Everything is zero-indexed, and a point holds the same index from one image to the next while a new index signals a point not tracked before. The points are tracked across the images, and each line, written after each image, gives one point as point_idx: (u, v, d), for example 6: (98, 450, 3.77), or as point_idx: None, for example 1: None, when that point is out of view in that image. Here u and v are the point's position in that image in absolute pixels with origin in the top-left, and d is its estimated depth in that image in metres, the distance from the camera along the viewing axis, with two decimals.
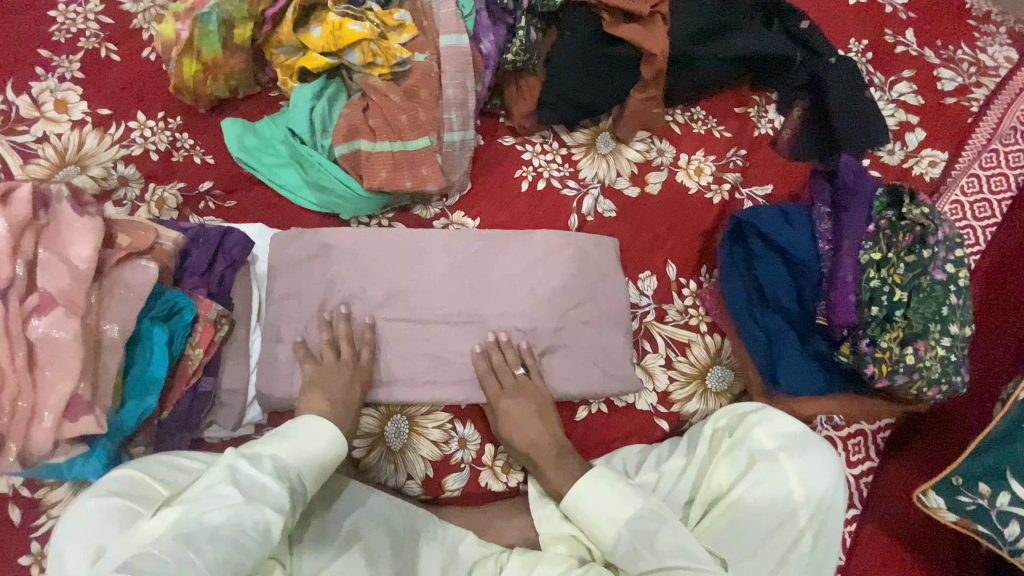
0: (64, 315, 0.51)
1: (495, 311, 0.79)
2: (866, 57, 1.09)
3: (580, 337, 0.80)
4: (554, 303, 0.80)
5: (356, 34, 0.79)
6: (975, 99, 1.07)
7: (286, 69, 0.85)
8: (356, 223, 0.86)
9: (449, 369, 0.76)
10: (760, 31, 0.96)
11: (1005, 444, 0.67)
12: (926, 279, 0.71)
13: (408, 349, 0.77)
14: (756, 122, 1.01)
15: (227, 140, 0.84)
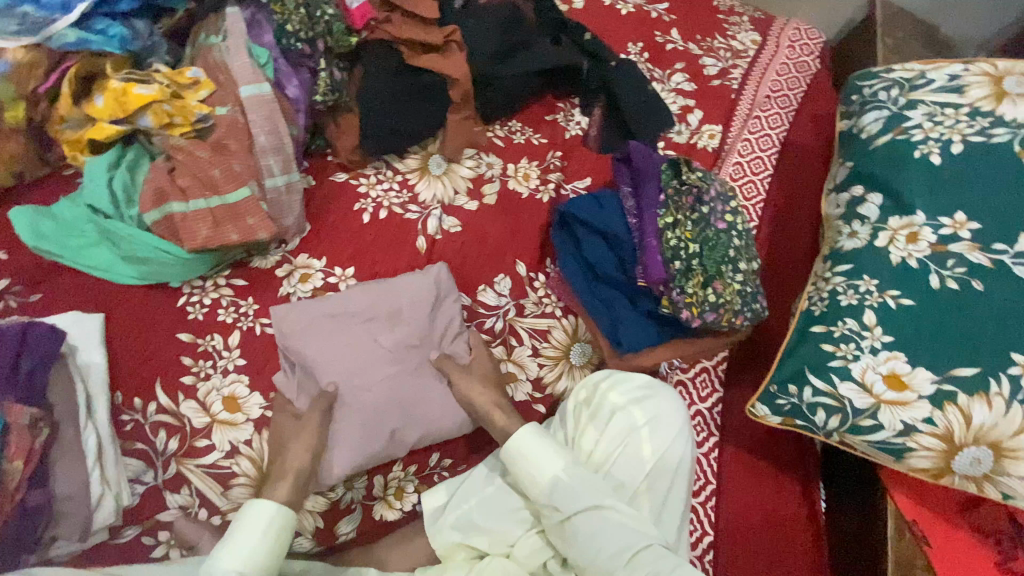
0: None
1: (358, 386, 0.78)
2: (643, 57, 1.27)
3: (381, 360, 0.80)
4: (370, 385, 0.79)
5: (144, 97, 0.76)
6: (734, 78, 1.29)
7: (75, 143, 0.80)
8: (188, 289, 0.82)
9: (371, 350, 0.81)
10: (547, 45, 1.08)
11: (798, 353, 0.81)
12: (711, 230, 0.84)
13: (388, 338, 0.82)
14: (565, 126, 1.13)
15: (18, 231, 0.76)
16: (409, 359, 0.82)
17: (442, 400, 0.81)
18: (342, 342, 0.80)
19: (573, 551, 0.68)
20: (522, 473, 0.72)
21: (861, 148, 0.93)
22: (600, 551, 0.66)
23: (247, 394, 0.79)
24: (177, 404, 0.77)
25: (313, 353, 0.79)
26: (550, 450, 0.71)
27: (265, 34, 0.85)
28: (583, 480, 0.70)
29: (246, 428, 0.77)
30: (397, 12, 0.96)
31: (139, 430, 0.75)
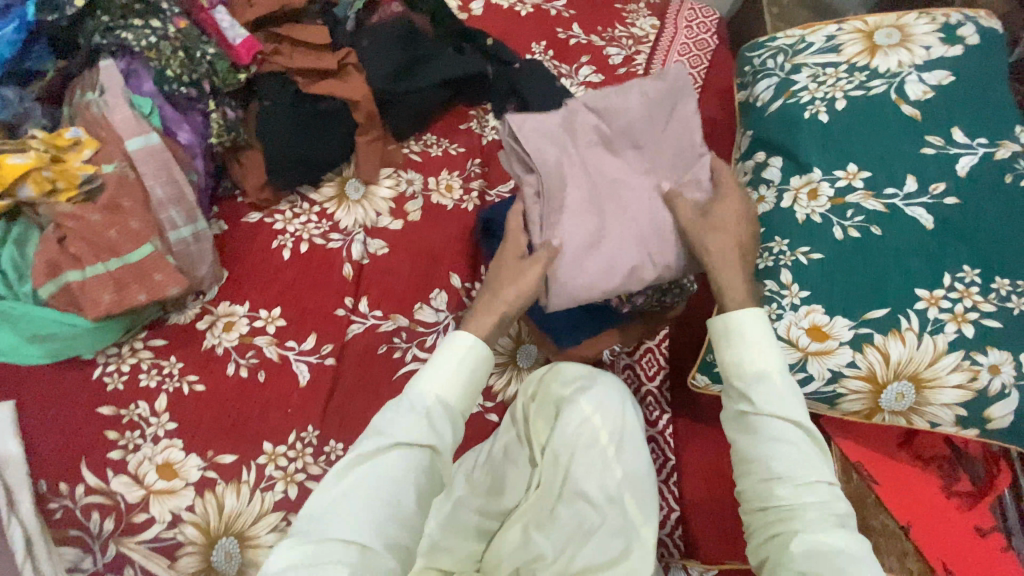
0: None
1: (597, 214, 0.73)
2: (548, 54, 1.29)
3: (555, 212, 0.73)
4: (579, 222, 0.72)
5: (20, 167, 0.71)
6: (639, 64, 1.33)
7: None
8: (104, 359, 0.78)
9: (590, 181, 0.75)
10: (449, 56, 1.08)
11: None
12: None
13: (578, 177, 0.75)
14: (481, 133, 1.13)
15: None
16: (614, 189, 0.75)
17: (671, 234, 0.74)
18: (565, 173, 0.74)
19: (739, 446, 0.64)
20: (727, 348, 0.67)
21: (758, 116, 0.96)
22: (778, 459, 0.60)
23: (183, 458, 0.76)
24: (108, 482, 0.73)
25: (568, 161, 0.75)
26: (767, 341, 0.66)
27: (144, 81, 0.81)
28: (790, 388, 0.64)
29: (186, 494, 0.74)
30: (287, 43, 0.94)
31: (70, 516, 0.71)
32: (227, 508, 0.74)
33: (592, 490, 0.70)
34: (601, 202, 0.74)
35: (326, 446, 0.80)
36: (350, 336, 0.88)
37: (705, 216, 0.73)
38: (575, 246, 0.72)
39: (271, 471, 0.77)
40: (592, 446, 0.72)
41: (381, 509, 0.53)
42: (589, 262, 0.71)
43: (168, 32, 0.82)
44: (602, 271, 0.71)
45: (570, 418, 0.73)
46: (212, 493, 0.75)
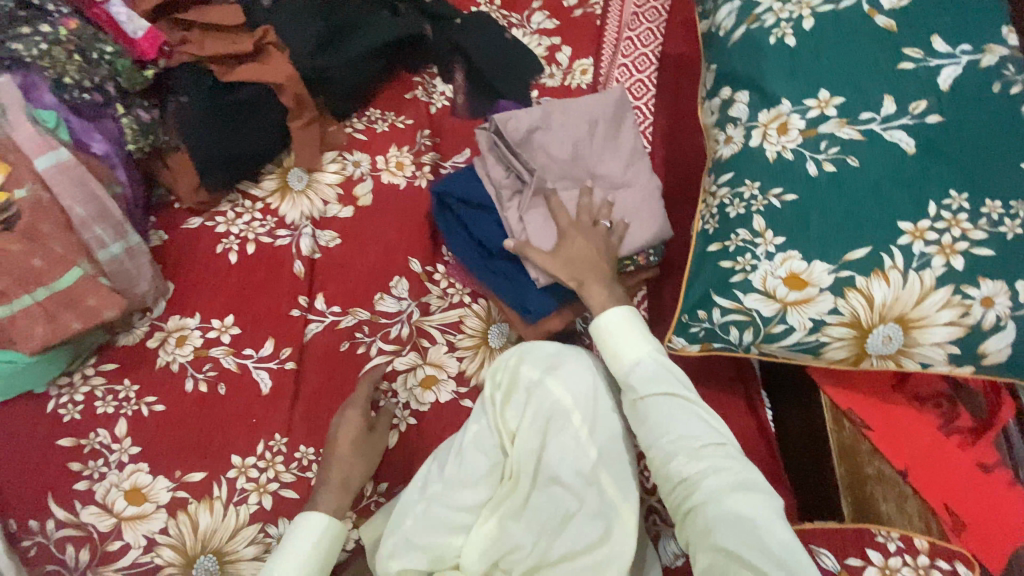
0: None
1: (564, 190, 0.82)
2: (496, 4, 1.19)
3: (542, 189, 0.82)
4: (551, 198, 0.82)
5: None
6: (596, 2, 1.22)
7: None
8: (56, 389, 0.76)
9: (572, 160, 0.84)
10: (382, 19, 0.99)
11: (700, 275, 0.78)
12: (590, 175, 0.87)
13: (564, 159, 0.84)
14: (428, 101, 1.06)
15: None
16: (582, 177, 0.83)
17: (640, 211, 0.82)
18: (548, 152, 0.84)
19: (637, 432, 0.64)
20: (604, 345, 0.70)
21: (721, 48, 0.88)
22: (667, 433, 0.60)
23: (151, 481, 0.74)
24: (78, 513, 0.72)
25: (559, 143, 0.84)
26: (637, 335, 0.68)
27: (41, 92, 0.74)
28: (670, 369, 0.66)
29: (158, 517, 0.72)
30: (198, 30, 0.87)
31: (45, 551, 0.71)
32: (203, 526, 0.73)
33: (567, 470, 0.67)
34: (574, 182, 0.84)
35: (296, 452, 0.78)
36: (309, 336, 0.85)
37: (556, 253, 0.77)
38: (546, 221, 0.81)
39: (243, 484, 0.76)
40: (563, 425, 0.69)
41: (293, 549, 0.67)
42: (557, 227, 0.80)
43: (59, 35, 0.75)
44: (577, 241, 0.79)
45: (540, 404, 0.70)
46: (185, 512, 0.73)
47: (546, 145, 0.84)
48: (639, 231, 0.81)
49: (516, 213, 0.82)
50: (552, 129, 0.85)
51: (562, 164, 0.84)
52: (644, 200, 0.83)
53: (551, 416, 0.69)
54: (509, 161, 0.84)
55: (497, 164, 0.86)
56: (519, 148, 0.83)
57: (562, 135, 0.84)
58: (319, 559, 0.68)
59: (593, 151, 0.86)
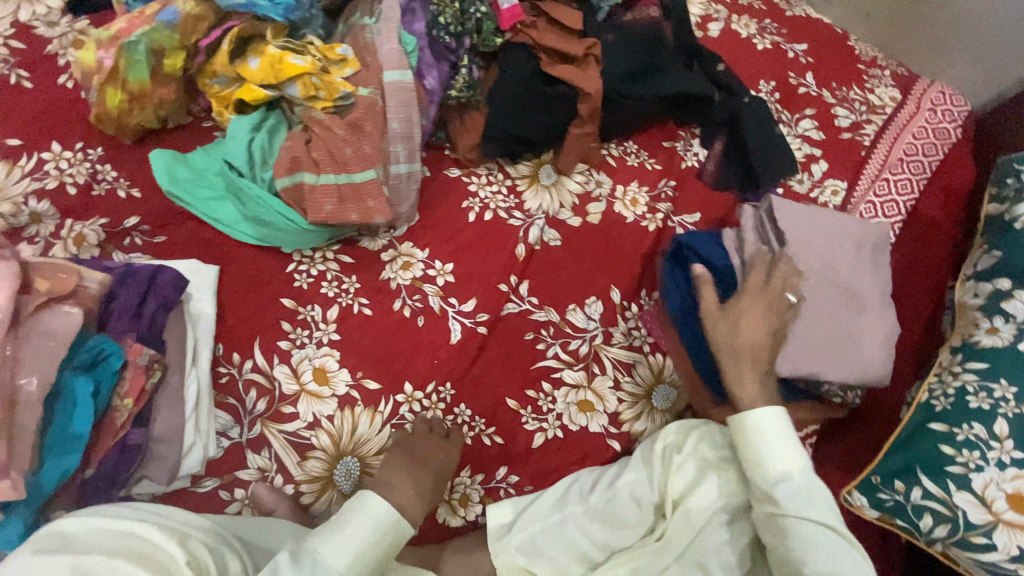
0: None
1: (814, 291, 0.80)
2: (774, 97, 1.21)
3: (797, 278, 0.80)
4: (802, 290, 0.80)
5: (298, 68, 0.78)
6: (866, 134, 1.22)
7: (222, 101, 0.83)
8: (299, 257, 0.84)
9: (833, 265, 0.82)
10: (681, 72, 1.04)
11: (910, 447, 0.76)
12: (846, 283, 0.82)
13: (821, 259, 0.82)
14: (683, 155, 1.08)
15: (156, 172, 0.80)
16: (836, 283, 0.81)
17: (874, 349, 0.80)
18: (813, 245, 0.83)
19: (774, 541, 0.67)
20: (749, 443, 0.71)
21: (1012, 238, 0.85)
22: (816, 560, 0.63)
23: (336, 369, 0.80)
24: (271, 367, 0.78)
25: (824, 243, 0.83)
26: (789, 440, 0.70)
27: (416, 19, 0.87)
28: (819, 491, 0.68)
29: (330, 403, 0.78)
30: (543, 19, 0.95)
31: (233, 385, 0.76)
32: (359, 431, 0.78)
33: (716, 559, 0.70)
34: (828, 285, 0.81)
35: (455, 408, 0.82)
36: (505, 312, 0.89)
37: (783, 349, 0.75)
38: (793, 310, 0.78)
39: (403, 413, 0.80)
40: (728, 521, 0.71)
41: (347, 538, 0.63)
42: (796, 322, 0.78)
43: None
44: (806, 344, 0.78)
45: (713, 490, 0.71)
46: (349, 412, 0.79)
47: (815, 240, 0.83)
48: (866, 370, 0.79)
49: (766, 291, 0.80)
50: (822, 232, 0.84)
51: (824, 268, 0.82)
52: (883, 337, 0.81)
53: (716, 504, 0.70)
54: (771, 241, 0.83)
55: (754, 236, 0.85)
56: (788, 233, 0.82)
57: (830, 242, 0.83)
58: (366, 565, 0.63)
59: (856, 270, 0.83)
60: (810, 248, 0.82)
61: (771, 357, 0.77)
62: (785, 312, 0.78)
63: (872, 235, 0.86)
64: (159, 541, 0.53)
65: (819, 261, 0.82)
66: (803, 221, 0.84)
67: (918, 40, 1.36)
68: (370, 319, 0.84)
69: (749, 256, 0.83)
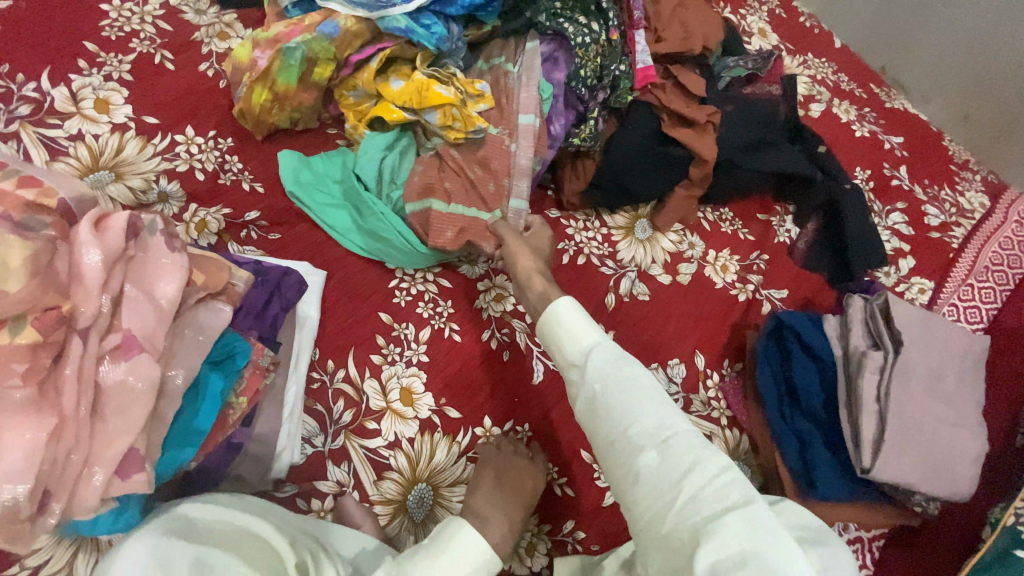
0: (145, 361, 0.46)
1: (916, 395, 0.79)
2: (868, 185, 1.22)
3: (903, 380, 0.79)
4: (906, 392, 0.78)
5: (442, 97, 0.80)
6: (955, 237, 1.21)
7: (356, 114, 0.87)
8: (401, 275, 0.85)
9: (935, 372, 0.81)
10: (787, 150, 1.04)
11: (996, 570, 0.75)
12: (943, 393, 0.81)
13: (926, 363, 0.81)
14: (776, 231, 1.08)
15: (282, 171, 0.84)
16: (934, 390, 0.81)
17: (964, 465, 0.79)
18: (921, 348, 0.81)
19: (603, 429, 0.58)
20: (554, 339, 0.65)
21: None
22: (637, 416, 0.56)
23: (422, 392, 0.80)
24: (362, 379, 0.78)
25: (930, 347, 0.82)
26: (584, 323, 0.64)
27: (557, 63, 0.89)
28: (620, 364, 0.60)
29: (413, 425, 0.78)
30: (671, 82, 0.99)
31: (323, 392, 0.76)
32: (436, 459, 0.77)
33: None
34: (927, 391, 0.80)
35: (531, 450, 0.81)
36: None
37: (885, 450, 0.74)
38: (898, 412, 0.77)
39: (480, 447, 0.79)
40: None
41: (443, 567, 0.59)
42: (900, 426, 0.76)
43: (599, 37, 0.89)
44: (907, 448, 0.76)
45: None
46: (429, 437, 0.78)
47: (922, 346, 0.82)
48: (955, 483, 0.78)
49: (874, 387, 0.78)
50: (931, 335, 0.83)
51: (926, 373, 0.81)
52: (974, 453, 0.80)
53: None
54: (880, 335, 0.82)
55: (862, 331, 0.83)
56: (901, 331, 0.81)
57: (936, 347, 0.83)
58: None
59: (956, 381, 0.82)
60: (918, 350, 0.81)
61: (867, 459, 0.74)
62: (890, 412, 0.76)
63: (973, 347, 0.86)
64: (264, 535, 0.56)
65: (925, 364, 0.81)
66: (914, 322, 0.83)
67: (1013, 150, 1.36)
68: (462, 347, 0.84)
69: (856, 349, 0.81)
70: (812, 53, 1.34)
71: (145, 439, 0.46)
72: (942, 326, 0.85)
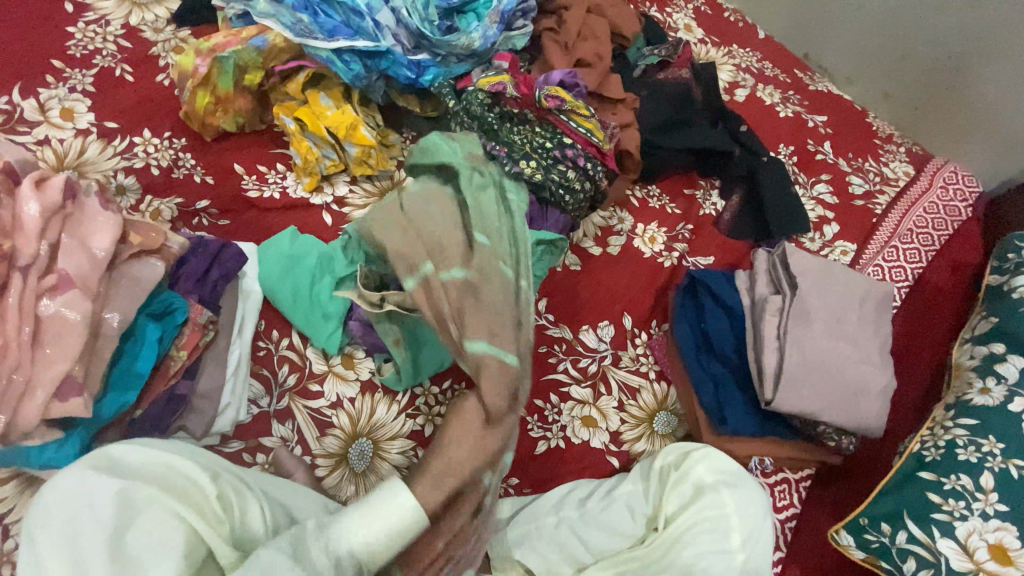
0: (78, 296, 0.55)
1: (818, 333, 0.86)
2: (792, 160, 1.30)
3: (803, 321, 0.86)
4: (806, 331, 0.86)
5: (366, 137, 0.94)
6: (879, 204, 1.29)
7: (284, 110, 0.95)
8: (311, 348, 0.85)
9: (836, 313, 0.89)
10: (705, 128, 1.13)
11: (900, 491, 0.78)
12: (845, 332, 0.88)
13: (827, 306, 0.88)
14: (702, 203, 1.15)
15: (277, 239, 0.88)
16: (836, 330, 0.88)
17: (869, 396, 0.85)
18: (821, 291, 0.89)
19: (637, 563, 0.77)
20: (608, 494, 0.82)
21: (1011, 308, 0.90)
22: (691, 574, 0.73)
23: (362, 357, 0.87)
24: (304, 346, 0.85)
25: (830, 291, 0.90)
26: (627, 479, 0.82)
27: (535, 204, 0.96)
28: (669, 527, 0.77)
29: (353, 386, 0.84)
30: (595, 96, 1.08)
31: (269, 358, 0.83)
32: (376, 416, 0.83)
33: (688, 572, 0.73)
34: (829, 331, 0.87)
35: None
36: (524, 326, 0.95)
37: (787, 383, 0.81)
38: (799, 348, 0.84)
39: (419, 404, 0.86)
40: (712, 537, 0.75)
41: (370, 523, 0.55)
42: (801, 361, 0.83)
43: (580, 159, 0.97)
44: (808, 380, 0.82)
45: (706, 510, 0.77)
46: (368, 396, 0.85)
47: (822, 291, 0.89)
48: (862, 412, 0.84)
49: (775, 328, 0.85)
50: (831, 280, 0.91)
51: (827, 314, 0.88)
52: (878, 385, 0.86)
53: (706, 519, 0.76)
54: (779, 282, 0.90)
55: (766, 279, 0.92)
56: (798, 275, 0.89)
57: (837, 291, 0.90)
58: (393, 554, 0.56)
59: (857, 321, 0.90)
60: (817, 294, 0.88)
61: (769, 391, 0.82)
62: (791, 348, 0.83)
63: (874, 290, 0.93)
64: (193, 475, 0.59)
65: (824, 306, 0.88)
66: (816, 270, 0.90)
67: (934, 125, 1.45)
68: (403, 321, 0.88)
69: (759, 297, 0.90)
70: (736, 44, 1.44)
71: (82, 368, 0.54)
72: (842, 272, 0.92)
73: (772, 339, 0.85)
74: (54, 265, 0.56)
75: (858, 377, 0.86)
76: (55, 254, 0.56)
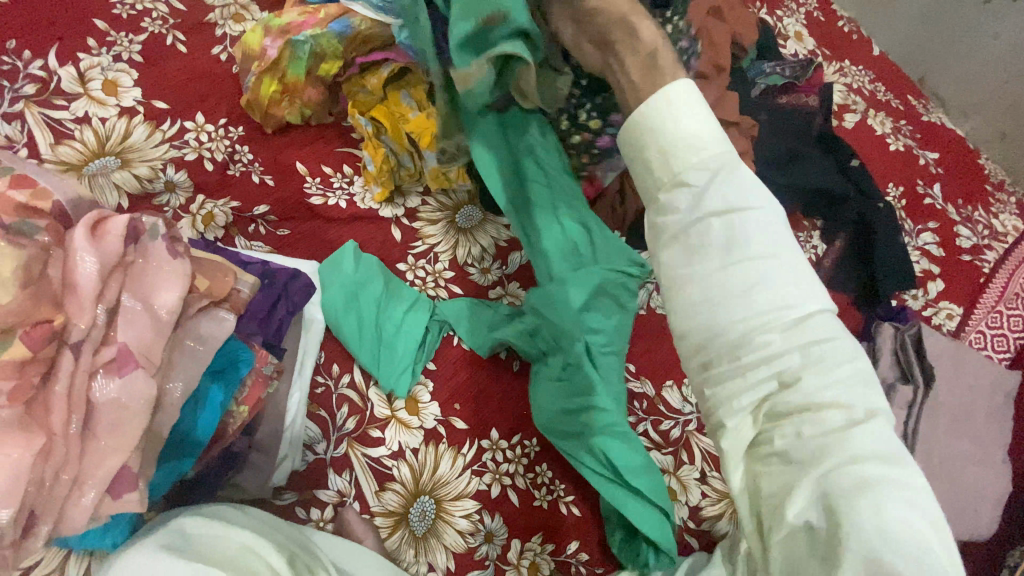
0: (140, 377, 0.45)
1: (942, 430, 0.77)
2: (900, 203, 1.17)
3: (930, 415, 0.77)
4: (930, 426, 0.76)
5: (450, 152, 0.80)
6: (986, 261, 1.16)
7: (359, 106, 0.81)
8: (374, 388, 0.76)
9: (965, 408, 0.79)
10: (819, 164, 1.00)
11: None
12: (971, 430, 0.78)
13: (954, 398, 0.79)
14: (802, 246, 1.03)
15: (342, 262, 0.78)
16: (963, 427, 0.78)
17: (992, 506, 0.76)
18: (951, 381, 0.79)
19: None
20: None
21: None
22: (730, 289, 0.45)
23: (428, 402, 0.77)
24: (366, 386, 0.76)
25: (957, 380, 0.80)
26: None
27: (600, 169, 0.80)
28: None
29: (418, 436, 0.75)
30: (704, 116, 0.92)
31: (326, 397, 0.74)
32: (440, 471, 0.74)
33: (799, 394, 0.43)
34: (954, 427, 0.77)
35: (537, 466, 0.78)
36: None
37: (912, 488, 0.73)
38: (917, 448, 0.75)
39: (486, 460, 0.76)
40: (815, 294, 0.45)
41: None
42: (926, 463, 0.75)
43: None
44: (931, 486, 0.74)
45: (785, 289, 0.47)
46: (433, 448, 0.75)
47: (952, 381, 0.80)
48: (984, 522, 0.75)
49: (901, 423, 0.77)
50: (961, 367, 0.81)
51: (953, 407, 0.78)
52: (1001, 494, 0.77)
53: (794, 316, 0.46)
54: (907, 365, 0.80)
55: (891, 362, 0.81)
56: (930, 360, 0.79)
57: (967, 381, 0.80)
58: None
59: (984, 417, 0.79)
60: (945, 385, 0.79)
61: None
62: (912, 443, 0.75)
63: (1004, 382, 0.82)
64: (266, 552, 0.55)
65: (951, 401, 0.79)
66: (943, 356, 0.80)
67: None
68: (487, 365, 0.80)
69: (881, 381, 0.80)
70: (849, 60, 1.28)
71: (139, 457, 0.46)
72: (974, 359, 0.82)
73: (895, 433, 0.76)
74: (112, 334, 0.46)
75: (987, 485, 0.76)
76: (113, 321, 0.46)
